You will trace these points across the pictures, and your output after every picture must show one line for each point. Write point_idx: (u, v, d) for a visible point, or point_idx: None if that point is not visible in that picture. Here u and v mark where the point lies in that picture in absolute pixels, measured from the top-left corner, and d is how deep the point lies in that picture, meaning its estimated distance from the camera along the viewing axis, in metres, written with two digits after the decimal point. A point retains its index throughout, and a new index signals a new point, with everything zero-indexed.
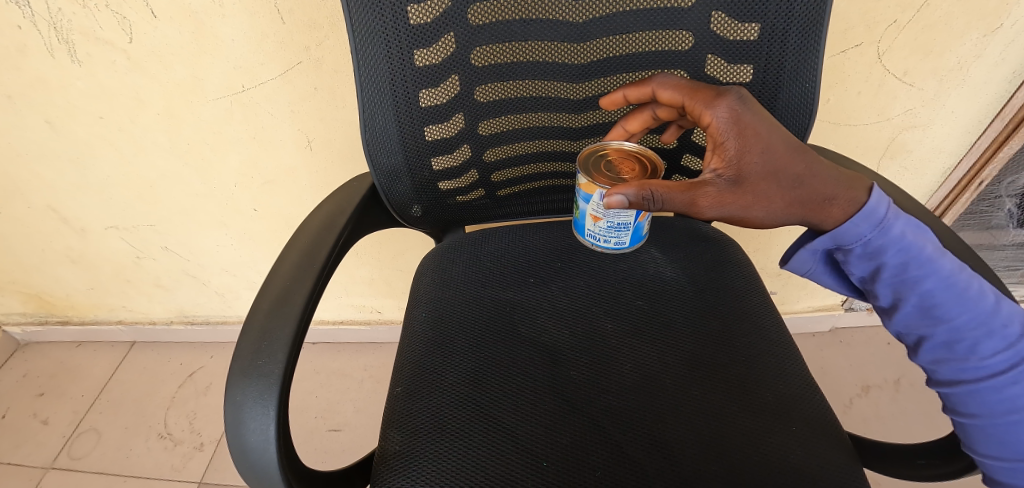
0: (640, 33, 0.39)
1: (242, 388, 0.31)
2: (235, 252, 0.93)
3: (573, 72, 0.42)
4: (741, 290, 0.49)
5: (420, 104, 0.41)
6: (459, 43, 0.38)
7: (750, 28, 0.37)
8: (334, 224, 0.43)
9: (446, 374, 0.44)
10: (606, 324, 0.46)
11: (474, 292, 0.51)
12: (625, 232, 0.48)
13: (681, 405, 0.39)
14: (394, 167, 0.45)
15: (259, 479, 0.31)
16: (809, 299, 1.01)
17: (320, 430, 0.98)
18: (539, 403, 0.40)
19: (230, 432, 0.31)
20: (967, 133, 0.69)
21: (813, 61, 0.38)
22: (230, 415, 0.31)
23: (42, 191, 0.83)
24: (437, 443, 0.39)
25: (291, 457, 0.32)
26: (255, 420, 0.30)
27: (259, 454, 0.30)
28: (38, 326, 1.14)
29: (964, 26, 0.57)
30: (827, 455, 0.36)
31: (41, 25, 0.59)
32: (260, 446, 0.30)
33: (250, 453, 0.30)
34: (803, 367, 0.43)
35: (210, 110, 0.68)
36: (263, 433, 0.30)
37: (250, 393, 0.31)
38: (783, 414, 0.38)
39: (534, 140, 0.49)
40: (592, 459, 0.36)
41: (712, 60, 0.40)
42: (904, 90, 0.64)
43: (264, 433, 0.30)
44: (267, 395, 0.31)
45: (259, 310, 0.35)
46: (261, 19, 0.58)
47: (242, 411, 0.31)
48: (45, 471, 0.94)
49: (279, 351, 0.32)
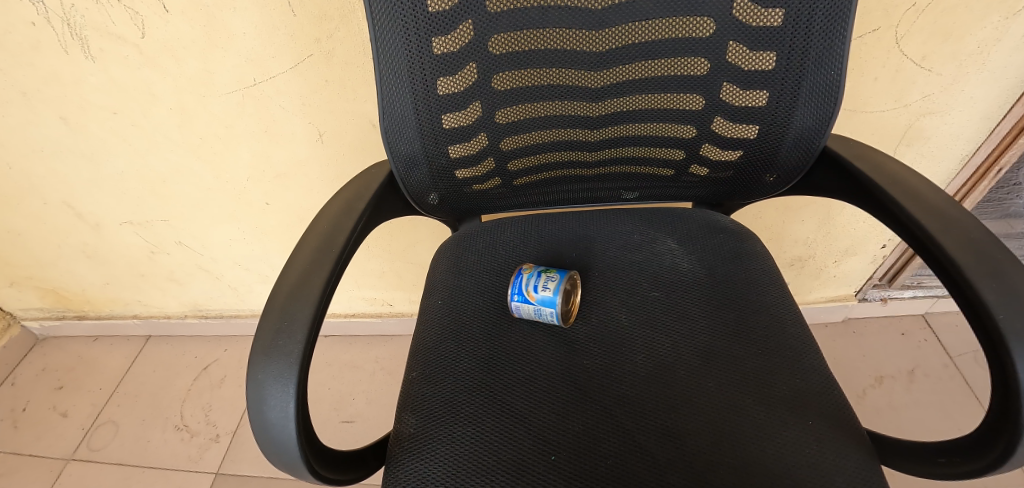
0: (662, 19, 0.38)
1: (263, 366, 0.32)
2: (247, 246, 0.94)
3: (591, 59, 0.41)
4: (756, 281, 0.48)
5: (437, 92, 0.41)
6: (477, 32, 0.38)
7: (773, 13, 0.36)
8: (352, 210, 0.43)
9: (461, 360, 0.44)
10: (619, 314, 0.46)
11: (489, 281, 0.51)
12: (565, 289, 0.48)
13: (694, 396, 0.39)
14: (411, 155, 0.46)
15: (279, 454, 0.31)
16: (821, 290, 1.01)
17: (333, 421, 0.99)
18: (551, 392, 0.41)
19: (252, 408, 0.31)
20: (985, 119, 0.68)
21: (840, 43, 0.37)
22: (251, 392, 0.31)
23: (58, 187, 0.84)
24: (451, 427, 0.39)
25: (310, 435, 0.33)
26: (275, 397, 0.31)
27: (279, 430, 0.31)
28: (56, 321, 1.16)
29: (984, 9, 0.56)
30: (841, 450, 0.36)
31: (55, 21, 0.60)
32: (280, 423, 0.31)
33: (270, 430, 0.31)
34: (822, 362, 0.42)
35: (221, 104, 0.69)
36: (284, 410, 0.31)
37: (271, 371, 0.31)
38: (800, 407, 0.38)
39: (550, 129, 0.48)
40: (603, 448, 0.37)
41: (733, 47, 0.39)
42: (922, 76, 0.63)
43: (284, 411, 0.31)
44: (287, 373, 0.31)
45: (280, 290, 0.35)
46: (271, 12, 0.57)
47: (262, 388, 0.31)
48: (65, 463, 0.96)
49: (299, 332, 0.32)
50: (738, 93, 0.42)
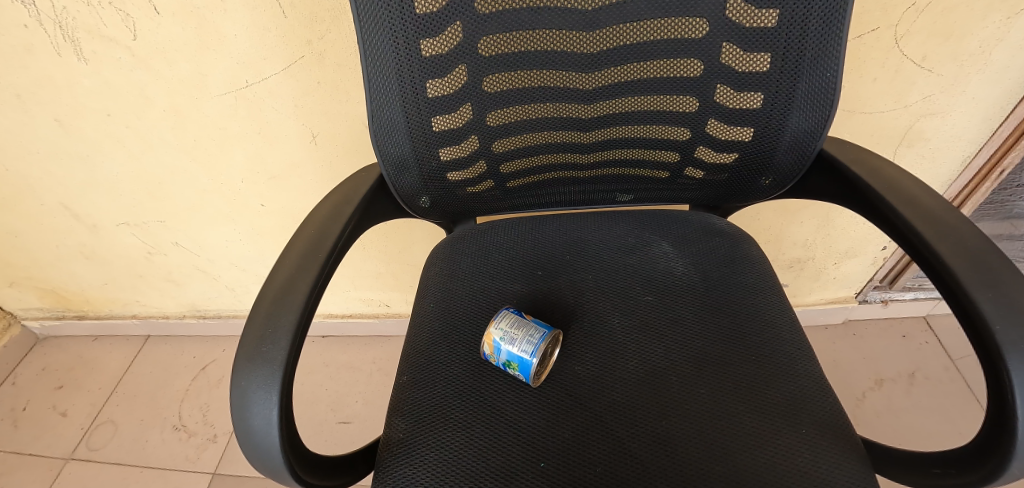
0: (654, 20, 0.38)
1: (247, 373, 0.31)
2: (244, 247, 0.94)
3: (582, 61, 0.41)
4: (751, 287, 0.48)
5: (426, 95, 0.40)
6: (466, 34, 0.38)
7: (767, 14, 0.36)
8: (340, 214, 0.42)
9: (452, 364, 0.44)
10: (612, 318, 0.46)
11: (481, 284, 0.50)
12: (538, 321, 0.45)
13: (685, 403, 0.39)
14: (401, 158, 0.45)
15: (262, 462, 0.31)
16: (821, 291, 1.00)
17: (330, 423, 0.99)
18: (541, 398, 0.40)
19: (235, 415, 0.31)
20: (986, 120, 0.67)
21: (835, 44, 0.36)
22: (235, 400, 0.31)
23: (55, 188, 0.84)
24: (440, 432, 0.39)
25: (294, 441, 0.33)
26: (259, 404, 0.30)
27: (262, 437, 0.30)
28: (56, 320, 1.16)
29: (985, 9, 0.55)
30: (833, 459, 0.35)
31: (47, 24, 0.59)
32: (264, 430, 0.30)
33: (254, 437, 0.31)
34: (817, 369, 0.42)
35: (214, 106, 0.68)
36: (267, 417, 0.30)
37: (254, 377, 0.31)
38: (792, 415, 0.38)
39: (542, 131, 0.47)
40: (592, 456, 0.36)
41: (727, 48, 0.38)
42: (922, 76, 0.62)
43: (268, 418, 0.30)
44: (270, 380, 0.31)
45: (265, 295, 0.35)
46: (262, 14, 0.57)
47: (246, 395, 0.31)
48: (64, 462, 0.96)
49: (283, 338, 0.32)
50: (733, 95, 0.42)
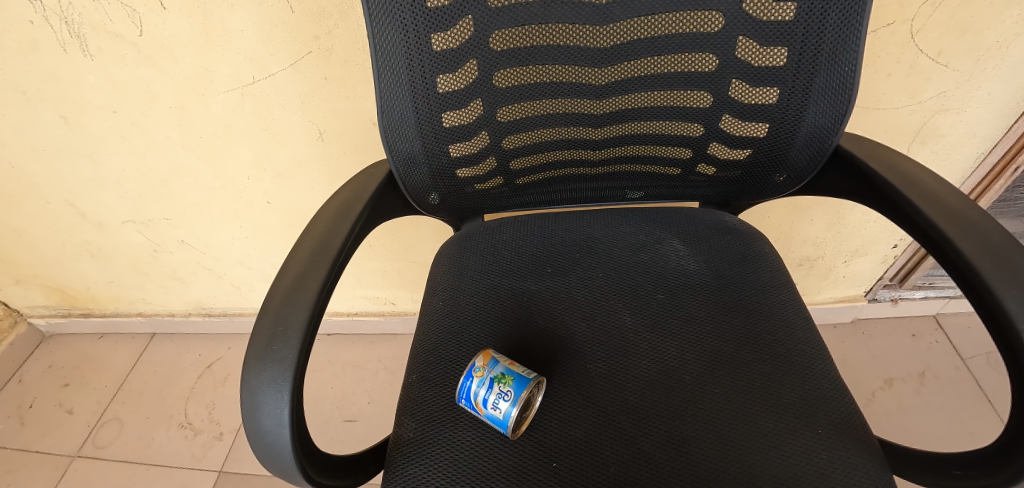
0: (669, 14, 0.37)
1: (257, 372, 0.31)
2: (249, 245, 0.94)
3: (595, 55, 0.40)
4: (764, 285, 0.47)
5: (436, 90, 0.40)
6: (477, 28, 0.37)
7: (785, 7, 0.35)
8: (349, 212, 0.42)
9: (462, 363, 0.43)
10: (623, 316, 0.45)
11: (490, 282, 0.50)
12: (499, 382, 0.37)
13: (699, 403, 0.38)
14: (411, 154, 0.45)
15: (273, 461, 0.31)
16: (830, 290, 0.99)
17: (335, 421, 0.99)
18: (552, 396, 0.40)
19: (246, 414, 0.31)
20: (1002, 116, 0.66)
21: (855, 38, 0.35)
22: (246, 399, 0.31)
23: (60, 185, 0.84)
24: (452, 431, 0.39)
25: (305, 441, 0.32)
26: (270, 403, 0.30)
27: (273, 437, 0.30)
28: (62, 318, 1.16)
29: (1004, 3, 0.54)
30: (850, 460, 0.34)
31: (52, 20, 0.59)
32: (274, 429, 0.30)
33: (264, 437, 0.30)
34: (832, 369, 0.41)
35: (220, 103, 0.68)
36: (278, 417, 0.30)
37: (265, 376, 0.30)
38: (808, 415, 0.37)
39: (553, 127, 0.47)
40: (604, 456, 0.36)
41: (743, 42, 0.38)
42: (938, 72, 0.61)
43: (279, 417, 0.30)
44: (281, 379, 0.30)
45: (275, 293, 0.34)
46: (269, 9, 0.57)
47: (256, 394, 0.30)
48: (71, 460, 0.97)
49: (293, 337, 0.32)
50: (748, 90, 0.41)
